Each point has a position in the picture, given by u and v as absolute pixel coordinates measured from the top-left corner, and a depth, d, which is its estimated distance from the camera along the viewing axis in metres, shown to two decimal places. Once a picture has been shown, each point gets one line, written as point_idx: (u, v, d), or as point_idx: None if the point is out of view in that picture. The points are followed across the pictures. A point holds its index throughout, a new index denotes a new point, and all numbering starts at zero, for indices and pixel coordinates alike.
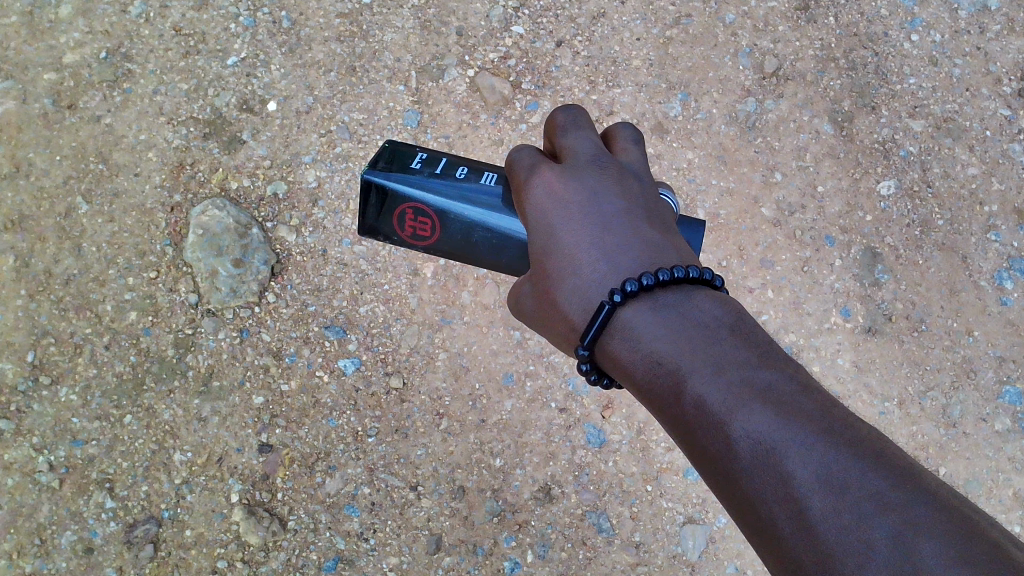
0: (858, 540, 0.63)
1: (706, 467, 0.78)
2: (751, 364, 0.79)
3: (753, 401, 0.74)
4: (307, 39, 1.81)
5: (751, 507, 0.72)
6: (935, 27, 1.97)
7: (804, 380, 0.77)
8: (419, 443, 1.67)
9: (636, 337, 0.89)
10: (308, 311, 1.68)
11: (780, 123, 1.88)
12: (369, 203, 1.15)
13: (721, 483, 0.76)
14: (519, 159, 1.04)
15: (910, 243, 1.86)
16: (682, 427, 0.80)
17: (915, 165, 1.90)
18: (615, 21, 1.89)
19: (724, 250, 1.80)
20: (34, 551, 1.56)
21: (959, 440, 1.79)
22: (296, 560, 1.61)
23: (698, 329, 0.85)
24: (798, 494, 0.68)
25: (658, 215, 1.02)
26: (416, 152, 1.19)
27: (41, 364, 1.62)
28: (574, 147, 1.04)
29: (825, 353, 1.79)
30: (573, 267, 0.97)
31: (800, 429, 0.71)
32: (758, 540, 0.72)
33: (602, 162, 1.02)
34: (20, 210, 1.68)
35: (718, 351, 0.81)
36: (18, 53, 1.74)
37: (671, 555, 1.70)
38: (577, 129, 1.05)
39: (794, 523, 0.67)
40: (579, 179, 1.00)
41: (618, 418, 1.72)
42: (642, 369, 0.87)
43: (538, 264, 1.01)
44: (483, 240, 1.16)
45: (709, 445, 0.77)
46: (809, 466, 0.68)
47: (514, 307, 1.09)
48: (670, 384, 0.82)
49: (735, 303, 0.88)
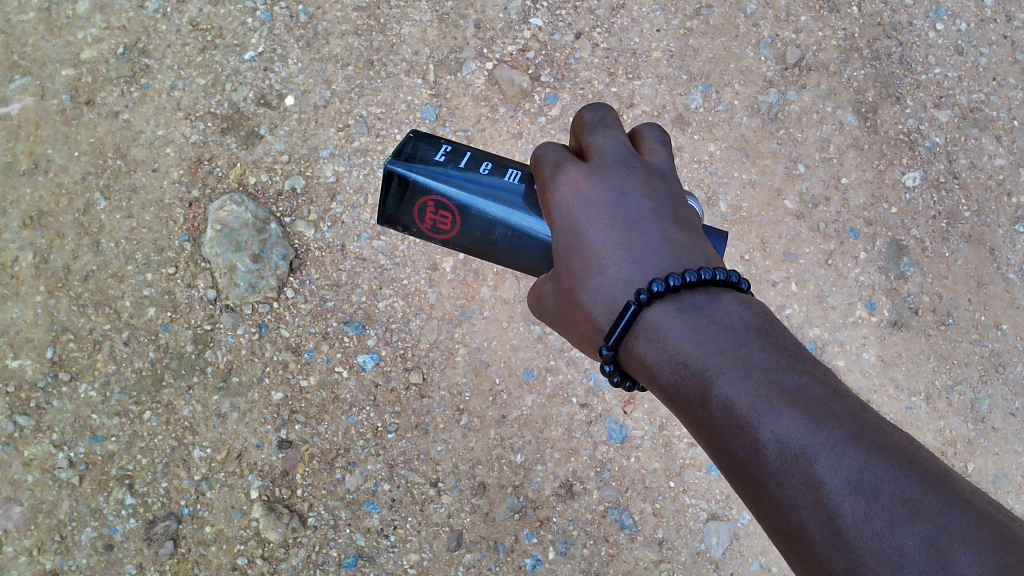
0: (891, 548, 0.61)
1: (733, 471, 0.76)
2: (780, 367, 0.77)
3: (782, 404, 0.72)
4: (324, 33, 1.79)
5: (779, 512, 0.70)
6: (960, 15, 1.94)
7: (835, 384, 0.75)
8: (439, 438, 1.66)
9: (661, 338, 0.87)
10: (327, 306, 1.67)
11: (803, 115, 1.86)
12: (390, 193, 1.14)
13: (749, 488, 0.74)
14: (544, 156, 1.02)
15: (937, 235, 1.83)
16: (709, 431, 0.78)
17: (941, 156, 1.87)
18: (635, 13, 1.87)
19: (747, 243, 1.77)
20: (54, 548, 1.56)
21: (988, 435, 1.77)
22: (316, 556, 1.60)
23: (726, 332, 0.83)
24: (828, 499, 0.66)
25: (685, 217, 1.00)
26: (441, 143, 1.17)
27: (61, 360, 1.62)
28: (601, 147, 1.01)
29: (850, 347, 1.77)
30: (598, 267, 0.95)
31: (831, 433, 0.69)
32: (786, 545, 0.70)
33: (629, 162, 1.00)
34: (39, 206, 1.68)
35: (746, 353, 0.79)
36: (36, 50, 1.74)
37: (695, 552, 1.68)
38: (604, 128, 1.03)
39: (824, 529, 0.66)
40: (606, 177, 0.98)
41: (640, 413, 1.70)
42: (667, 372, 0.85)
43: (563, 262, 0.99)
44: (504, 237, 1.14)
45: (737, 449, 0.75)
46: (839, 470, 0.66)
47: (536, 306, 1.07)
48: (695, 386, 0.81)
49: (763, 306, 0.86)
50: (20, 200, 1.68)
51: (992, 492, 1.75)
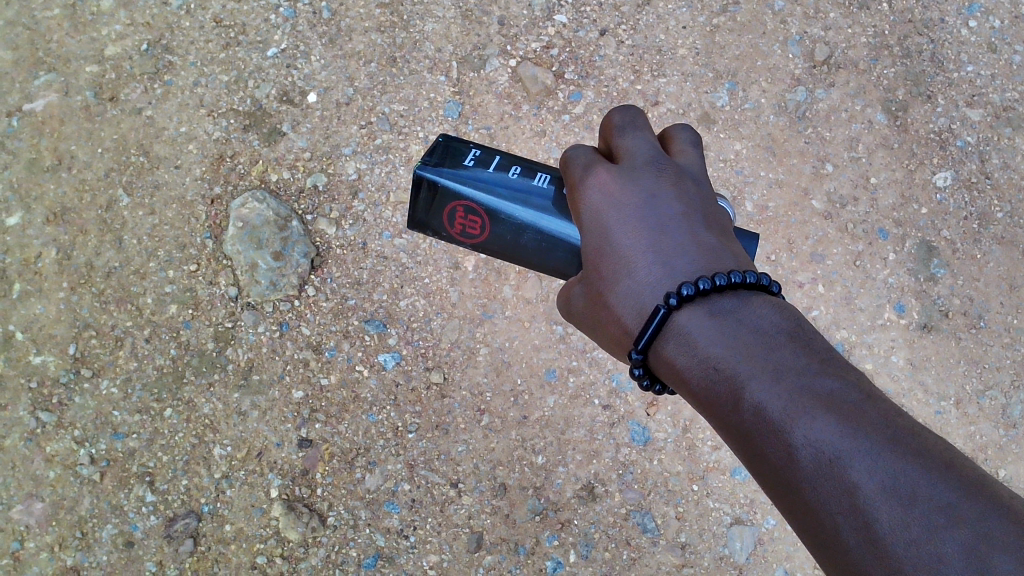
0: (929, 555, 0.60)
1: (766, 477, 0.74)
2: (813, 370, 0.75)
3: (816, 407, 0.70)
4: (347, 29, 1.78)
5: (813, 519, 0.68)
6: (993, 12, 1.90)
7: (869, 388, 0.73)
8: (460, 439, 1.65)
9: (691, 341, 0.85)
10: (348, 305, 1.66)
11: (831, 113, 1.83)
12: (419, 199, 1.13)
13: (782, 496, 0.72)
14: (575, 158, 1.01)
15: (968, 237, 1.79)
16: (740, 435, 0.76)
17: (973, 156, 1.83)
18: (661, 9, 1.84)
19: (773, 243, 1.74)
20: (75, 544, 1.56)
21: (1020, 441, 1.73)
22: (336, 556, 1.59)
23: (756, 334, 0.81)
24: (863, 504, 0.64)
25: (716, 219, 0.98)
26: (470, 149, 1.16)
27: (83, 357, 1.62)
28: (632, 149, 1.00)
29: (878, 350, 1.73)
30: (628, 270, 0.93)
31: (865, 437, 0.67)
32: (821, 552, 0.68)
33: (659, 163, 0.98)
34: (63, 202, 1.68)
35: (778, 357, 0.77)
36: (61, 46, 1.74)
37: (718, 556, 1.65)
38: (635, 130, 1.01)
39: (860, 535, 0.64)
40: (636, 179, 0.97)
41: (663, 415, 1.68)
42: (696, 378, 0.83)
43: (592, 265, 0.97)
44: (532, 242, 1.13)
45: (769, 454, 0.73)
46: (874, 475, 0.64)
47: (566, 310, 1.06)
48: (726, 390, 0.79)
49: (795, 309, 0.84)
50: (44, 196, 1.68)
51: None
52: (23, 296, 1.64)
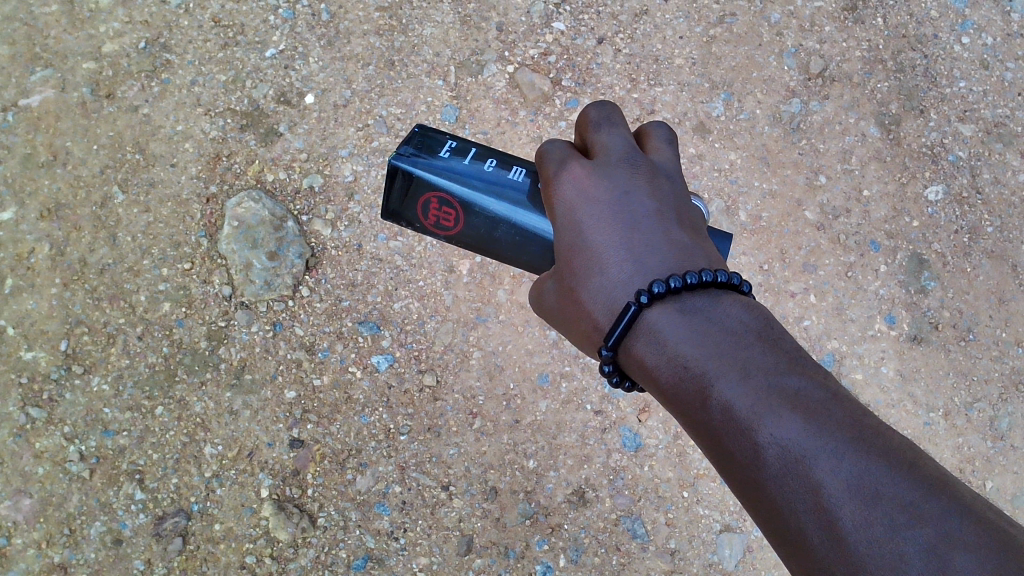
0: (891, 554, 0.61)
1: (733, 475, 0.75)
2: (780, 369, 0.76)
3: (783, 406, 0.71)
4: (346, 32, 1.79)
5: (779, 517, 0.69)
6: (986, 29, 1.93)
7: (836, 388, 0.74)
8: (451, 442, 1.65)
9: (661, 339, 0.85)
10: (342, 306, 1.67)
11: (825, 125, 1.84)
12: (393, 188, 1.13)
13: (748, 493, 0.73)
14: (550, 152, 1.00)
15: (958, 250, 1.81)
16: (708, 433, 0.77)
17: (964, 170, 1.85)
18: (658, 19, 1.85)
19: (766, 253, 1.75)
20: (63, 541, 1.55)
21: (1007, 453, 1.75)
22: (326, 557, 1.59)
23: (725, 333, 0.82)
24: (828, 503, 0.65)
25: (688, 218, 0.99)
26: (446, 138, 1.16)
27: (74, 353, 1.62)
28: (607, 145, 1.00)
29: (868, 361, 1.75)
30: (600, 267, 0.94)
31: (830, 436, 0.68)
32: (785, 550, 0.69)
33: (634, 160, 0.98)
34: (57, 198, 1.67)
35: (746, 356, 0.78)
36: (58, 42, 1.74)
37: (707, 563, 1.66)
38: (610, 126, 1.01)
39: (823, 533, 0.65)
40: (610, 176, 0.97)
41: (654, 422, 1.69)
42: (665, 376, 0.84)
43: (565, 261, 0.97)
44: (507, 235, 1.13)
45: (736, 452, 0.73)
46: (839, 474, 0.65)
47: (537, 303, 1.06)
48: (695, 388, 0.79)
49: (764, 309, 0.85)
50: (38, 191, 1.67)
51: (1009, 510, 1.73)
52: (15, 291, 1.63)
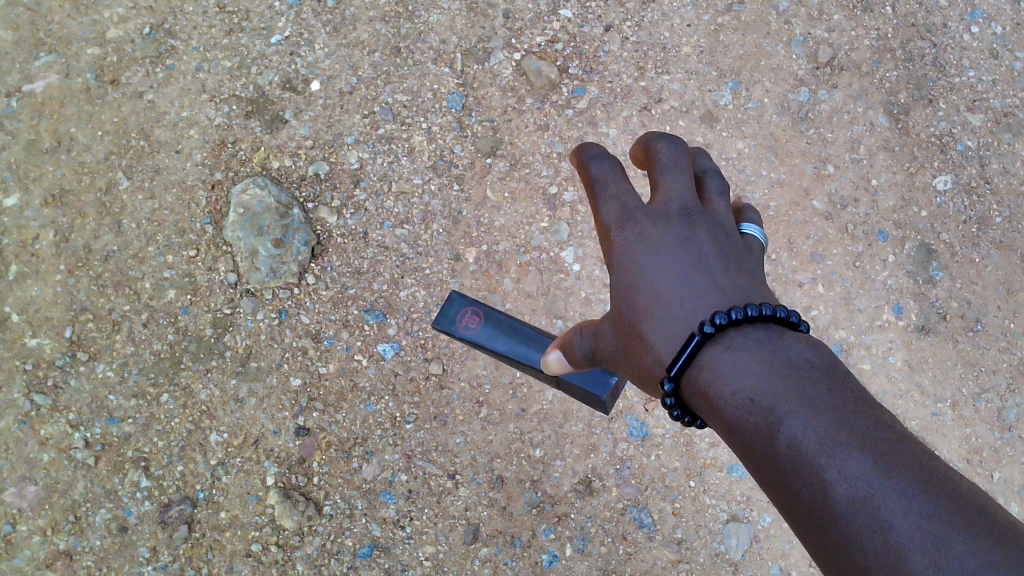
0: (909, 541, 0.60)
1: (790, 513, 0.70)
2: (817, 380, 0.74)
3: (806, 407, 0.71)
4: (353, 18, 1.77)
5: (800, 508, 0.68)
6: (995, 18, 1.91)
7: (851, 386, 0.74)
8: (458, 430, 1.64)
9: (712, 367, 0.82)
10: (347, 294, 1.66)
11: (834, 114, 1.83)
12: None
13: (805, 527, 0.68)
14: (609, 199, 1.01)
15: (967, 240, 1.80)
16: (760, 463, 0.73)
17: (973, 160, 1.84)
18: (665, 7, 1.84)
19: (774, 242, 1.75)
20: (68, 528, 1.54)
21: (1015, 444, 1.74)
22: (332, 545, 1.58)
23: (779, 359, 0.78)
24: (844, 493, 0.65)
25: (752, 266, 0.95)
26: None
27: (79, 340, 1.61)
28: (671, 190, 0.98)
29: (876, 351, 1.74)
30: (661, 309, 0.91)
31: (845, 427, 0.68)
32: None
33: (696, 208, 0.97)
34: (62, 184, 1.66)
35: (799, 378, 0.75)
36: (62, 27, 1.72)
37: (714, 553, 1.66)
38: (676, 170, 0.99)
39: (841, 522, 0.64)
40: (671, 221, 0.96)
41: (661, 411, 1.69)
42: (700, 386, 0.83)
43: (623, 305, 0.95)
44: None
45: (776, 465, 0.71)
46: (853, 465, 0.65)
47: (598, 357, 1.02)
48: (748, 415, 0.75)
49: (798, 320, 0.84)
50: (42, 177, 1.66)
51: (1017, 502, 1.73)
52: (19, 277, 1.62)
